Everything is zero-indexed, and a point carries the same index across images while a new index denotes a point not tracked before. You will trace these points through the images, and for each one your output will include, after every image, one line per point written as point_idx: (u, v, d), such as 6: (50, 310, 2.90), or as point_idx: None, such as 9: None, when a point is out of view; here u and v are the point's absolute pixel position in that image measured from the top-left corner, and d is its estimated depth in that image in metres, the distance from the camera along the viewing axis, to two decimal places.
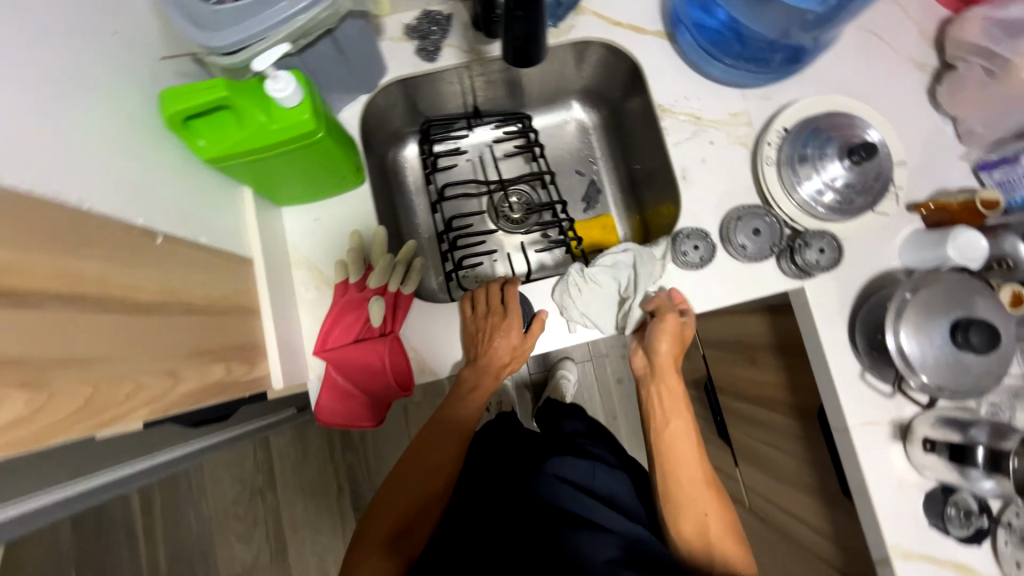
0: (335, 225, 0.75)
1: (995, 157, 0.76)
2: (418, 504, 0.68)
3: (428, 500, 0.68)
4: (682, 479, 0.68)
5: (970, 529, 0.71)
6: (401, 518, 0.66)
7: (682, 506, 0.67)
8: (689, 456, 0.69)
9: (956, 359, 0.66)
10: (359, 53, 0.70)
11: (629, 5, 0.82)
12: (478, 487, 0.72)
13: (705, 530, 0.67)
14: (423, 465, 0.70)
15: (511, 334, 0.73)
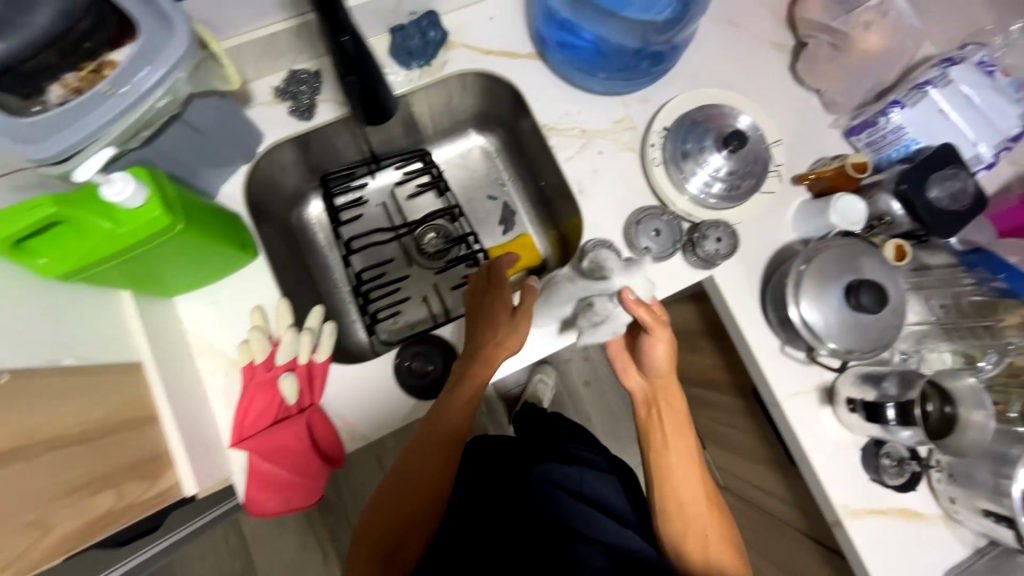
0: (233, 305, 0.71)
1: (859, 122, 0.81)
2: (403, 521, 0.64)
3: (415, 514, 0.65)
4: (682, 501, 0.69)
5: (904, 476, 0.74)
6: (388, 534, 0.64)
7: (672, 503, 0.69)
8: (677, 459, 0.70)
9: (855, 321, 0.69)
10: (225, 128, 0.68)
11: (496, 33, 0.83)
12: (475, 489, 0.69)
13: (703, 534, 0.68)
14: (412, 481, 0.66)
15: (502, 304, 0.72)
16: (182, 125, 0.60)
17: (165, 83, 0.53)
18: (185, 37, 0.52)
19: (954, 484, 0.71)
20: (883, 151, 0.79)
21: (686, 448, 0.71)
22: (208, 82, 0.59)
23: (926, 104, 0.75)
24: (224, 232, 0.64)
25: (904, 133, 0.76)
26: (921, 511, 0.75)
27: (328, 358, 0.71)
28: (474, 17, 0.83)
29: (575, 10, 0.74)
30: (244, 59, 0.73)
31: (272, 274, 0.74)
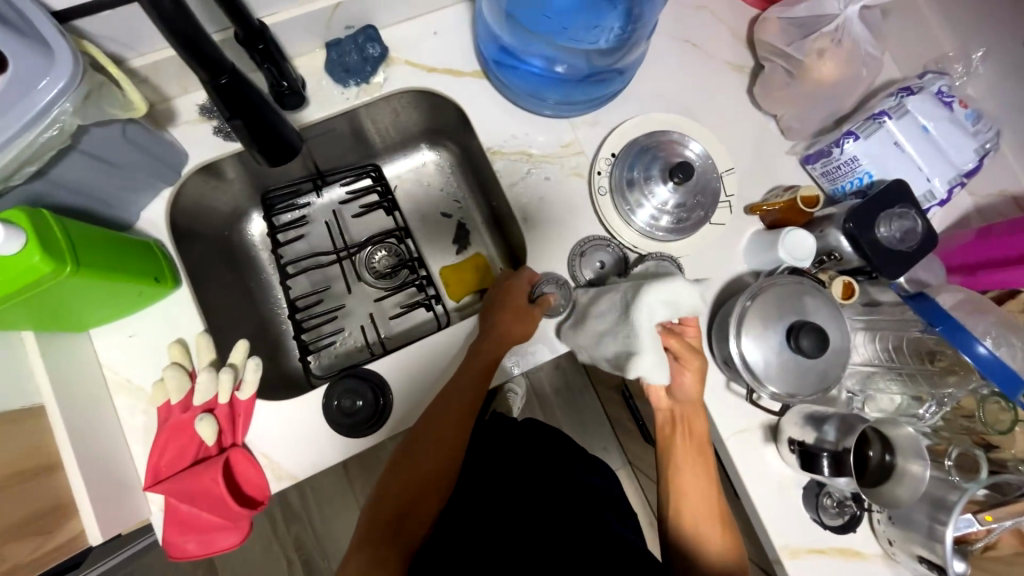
0: (152, 339, 0.68)
1: (814, 150, 0.78)
2: (407, 501, 0.64)
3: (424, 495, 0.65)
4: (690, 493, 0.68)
5: (843, 517, 0.74)
6: (395, 513, 0.63)
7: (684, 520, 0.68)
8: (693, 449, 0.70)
9: (795, 363, 0.67)
10: (139, 154, 0.64)
11: (440, 49, 0.79)
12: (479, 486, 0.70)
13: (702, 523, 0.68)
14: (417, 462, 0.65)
15: (513, 304, 0.72)
16: (80, 154, 0.57)
17: (48, 116, 0.49)
18: (68, 65, 0.48)
19: (892, 526, 0.69)
20: (838, 182, 0.77)
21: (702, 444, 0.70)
22: (106, 108, 0.55)
23: (880, 137, 0.73)
24: (132, 267, 0.60)
25: (858, 165, 0.74)
26: (863, 552, 0.73)
27: (253, 395, 0.67)
28: (417, 32, 0.79)
29: (513, 33, 0.70)
30: (162, 76, 0.69)
31: (197, 305, 0.70)
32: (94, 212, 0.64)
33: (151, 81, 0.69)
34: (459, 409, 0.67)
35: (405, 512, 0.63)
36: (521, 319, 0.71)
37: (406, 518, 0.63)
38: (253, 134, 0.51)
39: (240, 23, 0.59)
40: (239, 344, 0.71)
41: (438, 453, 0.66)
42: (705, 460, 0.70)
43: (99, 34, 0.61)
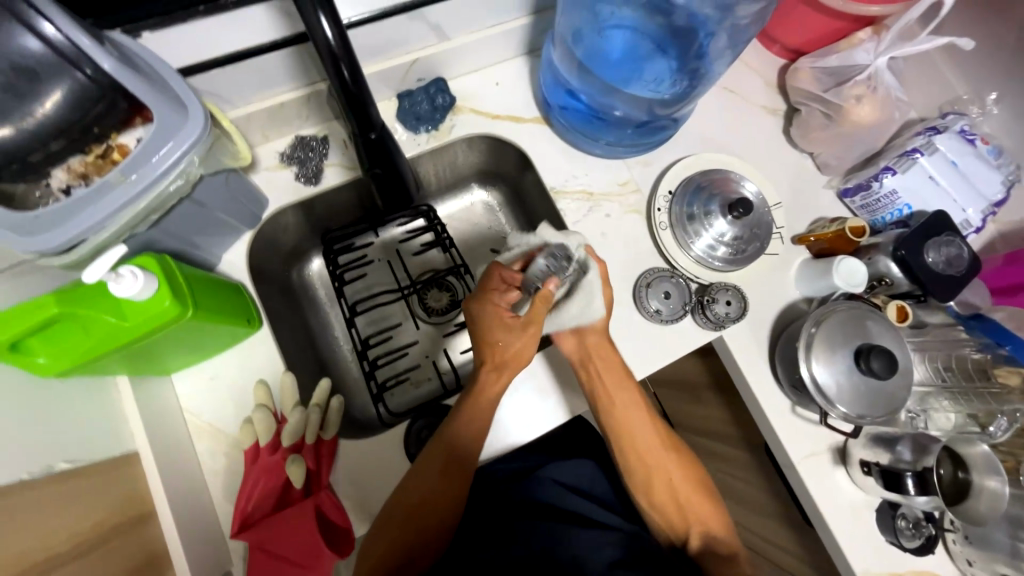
0: (234, 380, 0.68)
1: (852, 184, 0.84)
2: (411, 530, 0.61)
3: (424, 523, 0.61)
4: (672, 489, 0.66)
5: (920, 538, 0.74)
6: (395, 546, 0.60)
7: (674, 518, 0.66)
8: (649, 435, 0.68)
9: (865, 386, 0.70)
10: (232, 199, 0.67)
11: (502, 98, 0.85)
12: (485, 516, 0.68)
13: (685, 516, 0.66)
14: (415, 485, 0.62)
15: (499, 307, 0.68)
16: (190, 203, 0.59)
17: (178, 167, 0.51)
18: (199, 119, 0.51)
19: (970, 546, 0.71)
20: (877, 213, 0.83)
21: (654, 426, 0.68)
22: (220, 159, 0.59)
23: (916, 171, 0.79)
24: (227, 309, 0.61)
25: (897, 199, 0.80)
26: None
27: (335, 435, 0.68)
28: (481, 83, 0.85)
29: (581, 80, 0.76)
30: (251, 126, 0.73)
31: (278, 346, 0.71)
32: (185, 255, 0.66)
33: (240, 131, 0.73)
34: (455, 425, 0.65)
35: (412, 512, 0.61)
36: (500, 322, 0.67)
37: (426, 540, 0.61)
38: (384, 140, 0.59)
39: (334, 30, 0.52)
40: (320, 384, 0.71)
41: (430, 473, 0.63)
42: (665, 444, 0.68)
43: (205, 90, 0.65)
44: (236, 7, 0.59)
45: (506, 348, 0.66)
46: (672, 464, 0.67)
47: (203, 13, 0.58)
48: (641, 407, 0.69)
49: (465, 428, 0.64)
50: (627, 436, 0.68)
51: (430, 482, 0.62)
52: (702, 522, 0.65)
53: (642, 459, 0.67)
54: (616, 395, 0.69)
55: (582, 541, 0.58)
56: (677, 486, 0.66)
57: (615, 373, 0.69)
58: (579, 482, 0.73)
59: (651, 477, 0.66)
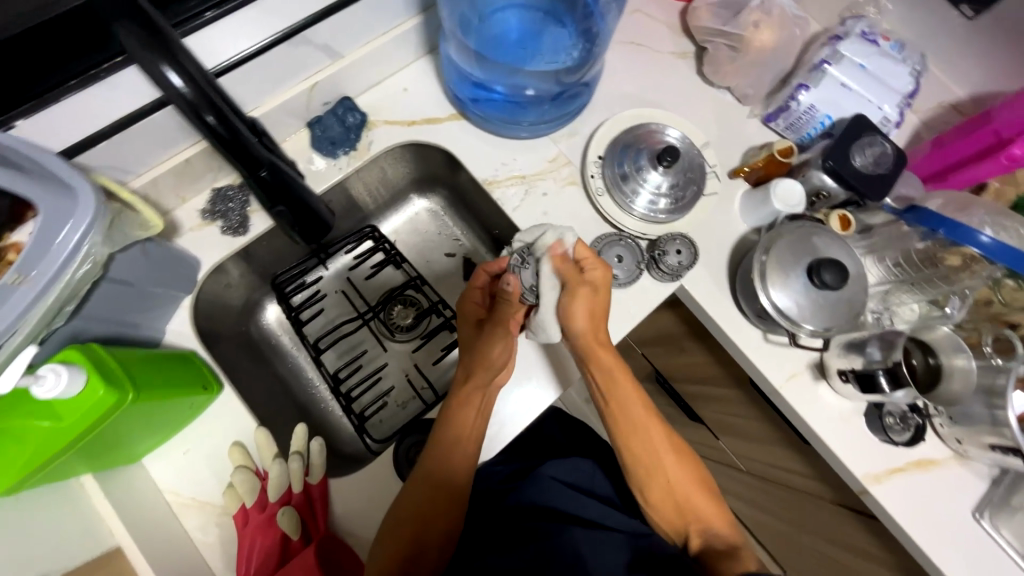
0: (206, 450, 0.66)
1: (772, 108, 0.85)
2: (406, 552, 0.61)
3: (428, 532, 0.62)
4: (673, 480, 0.68)
5: (910, 430, 0.76)
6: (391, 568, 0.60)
7: (678, 512, 0.68)
8: (649, 438, 0.70)
9: (824, 299, 0.71)
10: (159, 273, 0.66)
11: (414, 103, 0.84)
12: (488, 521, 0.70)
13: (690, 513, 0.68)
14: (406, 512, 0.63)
15: (477, 294, 0.78)
16: (110, 282, 0.58)
17: (80, 252, 0.49)
18: (91, 201, 0.48)
19: (956, 426, 0.73)
20: (802, 131, 0.84)
21: (654, 423, 0.71)
22: (127, 231, 0.56)
23: (828, 81, 0.80)
24: (180, 381, 0.60)
25: (816, 112, 0.81)
26: (937, 459, 0.77)
27: (324, 476, 0.67)
28: (388, 93, 0.84)
29: (483, 69, 0.75)
30: (161, 190, 0.70)
31: (244, 403, 0.69)
32: (123, 336, 0.64)
33: (151, 198, 0.70)
34: (447, 441, 0.67)
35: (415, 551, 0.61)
36: (475, 303, 0.77)
37: (417, 566, 0.61)
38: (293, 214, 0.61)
39: (178, 74, 0.46)
40: (296, 431, 0.71)
41: (430, 488, 0.64)
42: (669, 442, 0.70)
43: (100, 165, 0.62)
44: (106, 74, 0.55)
45: (471, 353, 0.73)
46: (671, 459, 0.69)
47: (76, 86, 0.54)
48: (641, 408, 0.71)
49: (452, 445, 0.67)
50: (627, 429, 0.71)
51: (421, 496, 0.63)
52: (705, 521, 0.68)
53: (648, 459, 0.69)
54: (617, 390, 0.72)
55: (585, 539, 0.60)
56: (678, 486, 0.68)
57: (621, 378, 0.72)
58: (579, 481, 0.73)
59: (656, 476, 0.68)
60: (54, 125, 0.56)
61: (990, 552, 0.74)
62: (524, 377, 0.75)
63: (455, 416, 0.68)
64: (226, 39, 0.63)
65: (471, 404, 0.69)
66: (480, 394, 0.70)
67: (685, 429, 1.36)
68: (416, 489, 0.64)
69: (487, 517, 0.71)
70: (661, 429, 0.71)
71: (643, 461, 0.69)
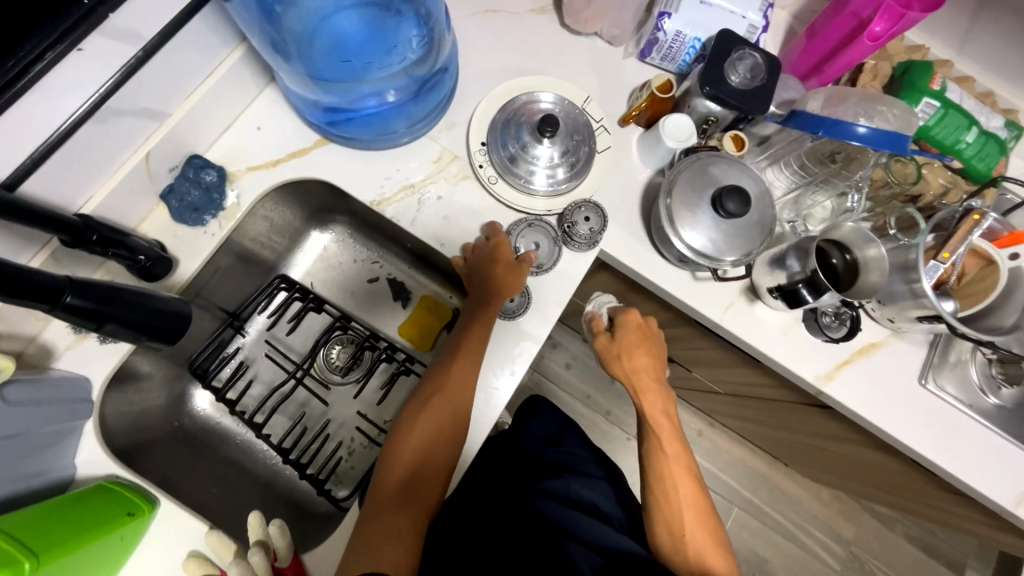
0: (163, 570, 0.62)
1: (644, 44, 0.82)
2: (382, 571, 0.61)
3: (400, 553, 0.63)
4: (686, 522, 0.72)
5: (846, 325, 0.78)
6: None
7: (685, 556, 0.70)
8: (680, 481, 0.75)
9: (734, 227, 0.71)
10: (41, 412, 0.59)
11: (273, 139, 0.77)
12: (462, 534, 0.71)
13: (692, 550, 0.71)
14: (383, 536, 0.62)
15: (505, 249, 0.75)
16: None
17: None
18: None
19: (885, 307, 0.75)
20: (678, 59, 0.82)
21: (683, 468, 0.76)
22: None
23: (687, 2, 0.76)
24: (96, 521, 0.54)
25: (685, 37, 0.78)
26: (878, 341, 0.80)
27: (293, 557, 0.64)
28: (242, 136, 0.76)
29: (327, 92, 0.69)
30: (14, 322, 0.62)
31: (188, 509, 0.64)
32: (22, 491, 0.58)
33: (5, 334, 0.62)
34: (413, 456, 0.68)
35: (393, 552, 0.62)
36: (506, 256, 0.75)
37: None
38: (136, 327, 0.53)
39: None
40: (252, 518, 0.65)
41: (393, 509, 0.65)
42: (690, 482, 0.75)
43: None
44: None
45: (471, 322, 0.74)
46: (690, 516, 0.72)
47: None
48: (675, 453, 0.77)
49: (416, 455, 0.68)
50: (661, 474, 0.75)
51: (390, 520, 0.64)
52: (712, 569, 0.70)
53: (673, 502, 0.74)
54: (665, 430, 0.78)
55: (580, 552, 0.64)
56: (692, 532, 0.71)
57: (666, 424, 0.78)
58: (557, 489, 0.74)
59: (672, 520, 0.72)
60: None
61: (940, 410, 0.79)
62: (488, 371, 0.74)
63: (415, 423, 0.69)
64: None
65: (435, 413, 0.69)
66: (466, 399, 0.69)
67: None
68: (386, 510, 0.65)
69: (473, 521, 0.73)
70: (688, 472, 0.76)
71: (664, 500, 0.74)
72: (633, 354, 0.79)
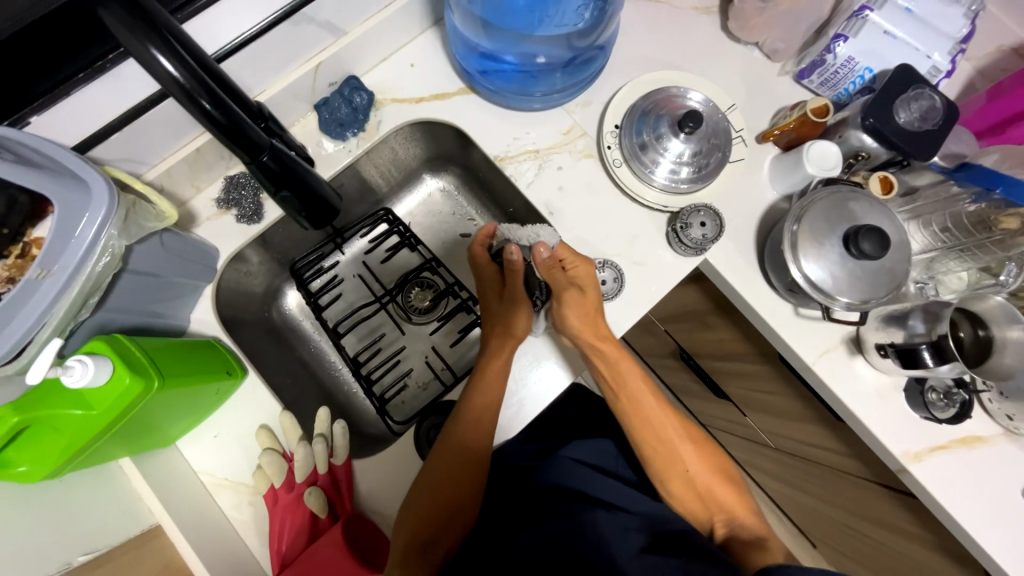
0: (235, 433, 0.68)
1: (806, 64, 0.78)
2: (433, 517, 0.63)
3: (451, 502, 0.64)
4: (694, 477, 0.69)
5: (954, 407, 0.71)
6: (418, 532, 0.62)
7: (699, 503, 0.69)
8: (677, 438, 0.71)
9: (862, 270, 0.67)
10: (181, 263, 0.66)
11: (421, 78, 0.81)
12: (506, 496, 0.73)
13: (703, 496, 0.69)
14: (435, 492, 0.63)
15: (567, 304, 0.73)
16: (131, 274, 0.59)
17: (98, 246, 0.50)
18: (104, 192, 0.49)
19: (1007, 401, 0.68)
20: (839, 87, 0.77)
21: (670, 419, 0.72)
22: (143, 223, 0.57)
23: (870, 29, 0.72)
24: (204, 368, 0.61)
25: (855, 65, 0.74)
26: (984, 436, 0.72)
27: (347, 457, 0.69)
28: (396, 69, 0.81)
29: (491, 39, 0.72)
30: (176, 181, 0.71)
31: (270, 388, 0.70)
32: (149, 326, 0.66)
33: (166, 190, 0.71)
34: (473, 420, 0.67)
35: (429, 549, 0.63)
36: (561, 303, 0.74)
37: (438, 531, 0.63)
38: (302, 198, 0.55)
39: (176, 62, 0.39)
40: (319, 413, 0.73)
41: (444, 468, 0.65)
42: (667, 413, 0.73)
43: (113, 158, 0.63)
44: (112, 66, 0.58)
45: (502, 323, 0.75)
46: (693, 463, 0.70)
47: (83, 80, 0.57)
48: (660, 412, 0.72)
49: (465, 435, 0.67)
50: (644, 425, 0.72)
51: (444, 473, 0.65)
52: (726, 509, 0.68)
53: (661, 448, 0.70)
54: (628, 387, 0.74)
55: (608, 523, 0.59)
56: (698, 477, 0.69)
57: (627, 376, 0.74)
58: (601, 462, 0.73)
59: (673, 466, 0.70)
60: (64, 120, 0.57)
61: None
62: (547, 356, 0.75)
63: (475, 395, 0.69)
64: (228, 23, 0.62)
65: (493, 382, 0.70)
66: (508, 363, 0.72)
67: (709, 406, 1.31)
68: (441, 466, 0.65)
69: (507, 494, 0.73)
70: (652, 398, 0.73)
71: (660, 457, 0.70)
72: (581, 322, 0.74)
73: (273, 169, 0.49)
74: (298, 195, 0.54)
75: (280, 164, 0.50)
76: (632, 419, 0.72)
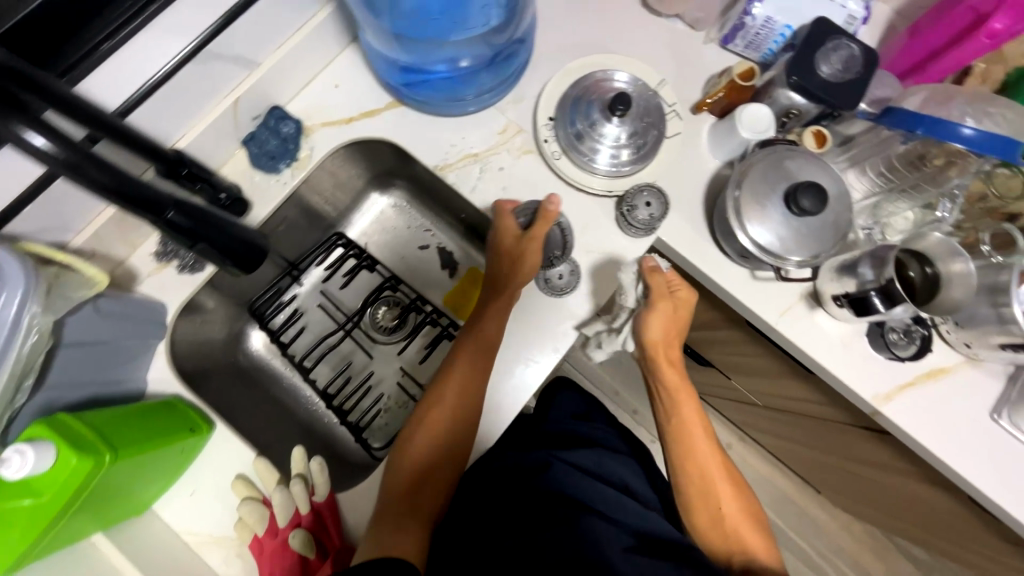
0: (211, 487, 0.67)
1: (728, 29, 0.79)
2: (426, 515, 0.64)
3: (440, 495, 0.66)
4: (724, 511, 0.68)
5: (915, 344, 0.74)
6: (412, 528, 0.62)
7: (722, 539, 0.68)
8: (715, 471, 0.70)
9: (806, 227, 0.67)
10: (126, 325, 0.65)
11: (348, 97, 0.80)
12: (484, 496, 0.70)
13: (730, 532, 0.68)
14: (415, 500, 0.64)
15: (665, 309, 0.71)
16: (68, 347, 0.59)
17: (22, 326, 0.48)
18: (17, 271, 0.47)
19: (962, 330, 0.70)
20: (762, 47, 0.78)
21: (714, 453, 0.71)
22: (70, 293, 0.55)
23: None
24: (163, 430, 0.59)
25: (774, 24, 0.74)
26: (948, 367, 0.74)
27: (329, 492, 0.68)
28: (320, 92, 0.80)
29: (407, 51, 0.71)
30: (108, 243, 0.69)
31: (240, 436, 0.69)
32: (103, 395, 0.64)
33: (99, 253, 0.69)
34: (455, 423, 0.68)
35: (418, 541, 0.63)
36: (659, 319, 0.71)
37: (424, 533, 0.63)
38: (221, 248, 0.53)
39: (52, 140, 0.40)
40: (294, 453, 0.72)
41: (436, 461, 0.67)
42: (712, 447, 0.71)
43: (33, 231, 0.61)
44: None
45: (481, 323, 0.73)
46: (725, 499, 0.69)
47: None
48: (708, 452, 0.71)
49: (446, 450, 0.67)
50: (691, 460, 0.70)
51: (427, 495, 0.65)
52: (749, 552, 0.66)
53: (701, 482, 0.70)
54: (685, 414, 0.73)
55: (605, 529, 0.59)
56: (727, 515, 0.68)
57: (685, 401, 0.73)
58: (587, 464, 0.72)
59: (706, 502, 0.69)
60: None
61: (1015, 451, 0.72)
62: (518, 363, 0.74)
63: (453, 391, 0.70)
64: None
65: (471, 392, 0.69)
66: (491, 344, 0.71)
67: (697, 375, 1.32)
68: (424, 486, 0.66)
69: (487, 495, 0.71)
70: (701, 431, 0.72)
71: (696, 490, 0.70)
72: (649, 327, 0.71)
73: (183, 223, 0.48)
74: (216, 245, 0.53)
75: (189, 218, 0.49)
76: (676, 446, 0.72)
